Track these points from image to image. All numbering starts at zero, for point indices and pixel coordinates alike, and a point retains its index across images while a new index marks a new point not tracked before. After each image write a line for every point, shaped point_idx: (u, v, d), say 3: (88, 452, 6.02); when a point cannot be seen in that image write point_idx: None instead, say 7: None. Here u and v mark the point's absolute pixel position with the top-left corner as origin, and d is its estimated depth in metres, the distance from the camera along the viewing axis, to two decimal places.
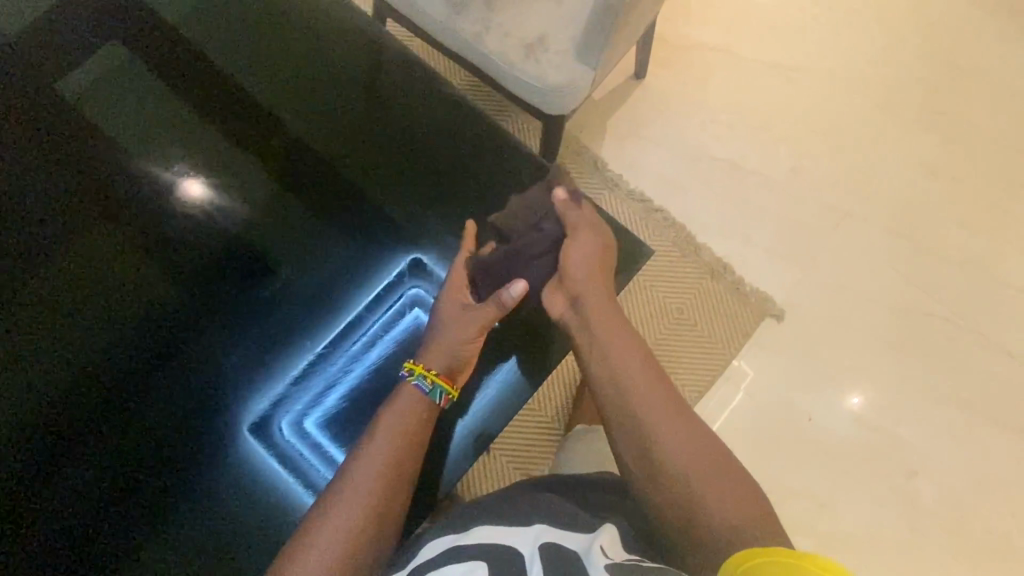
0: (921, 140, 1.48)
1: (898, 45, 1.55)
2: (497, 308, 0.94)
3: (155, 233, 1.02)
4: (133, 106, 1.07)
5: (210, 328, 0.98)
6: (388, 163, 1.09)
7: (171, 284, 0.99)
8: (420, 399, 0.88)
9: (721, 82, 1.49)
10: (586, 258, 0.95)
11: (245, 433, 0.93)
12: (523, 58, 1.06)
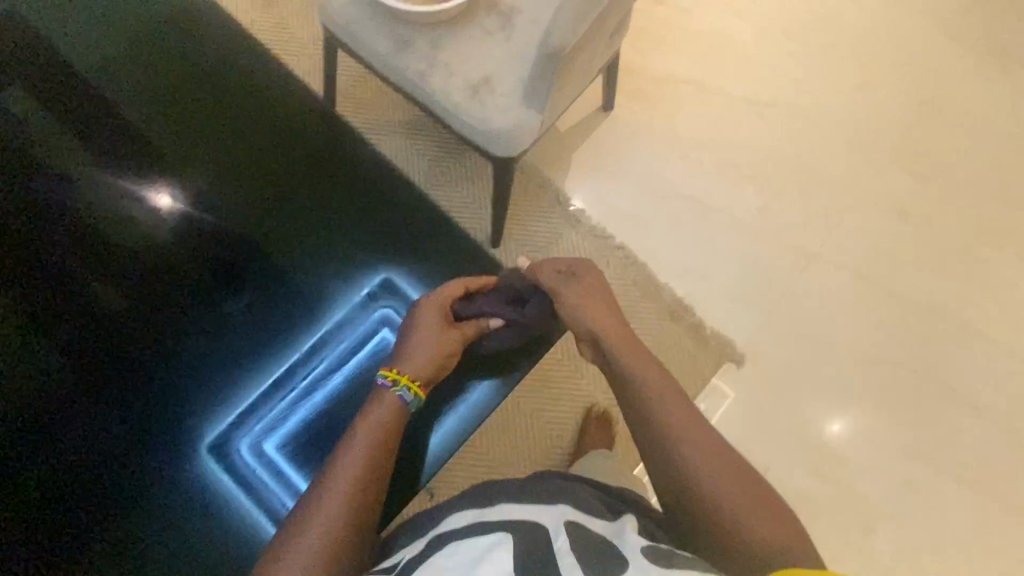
0: (888, 179, 1.50)
1: (869, 83, 1.57)
2: (475, 326, 0.96)
3: (123, 253, 1.02)
4: (105, 123, 1.08)
5: (174, 350, 1.00)
6: (352, 193, 1.10)
7: (138, 302, 1.01)
8: (399, 408, 0.85)
9: (690, 118, 1.52)
10: (592, 303, 0.91)
11: (206, 455, 0.96)
12: (467, 100, 1.00)
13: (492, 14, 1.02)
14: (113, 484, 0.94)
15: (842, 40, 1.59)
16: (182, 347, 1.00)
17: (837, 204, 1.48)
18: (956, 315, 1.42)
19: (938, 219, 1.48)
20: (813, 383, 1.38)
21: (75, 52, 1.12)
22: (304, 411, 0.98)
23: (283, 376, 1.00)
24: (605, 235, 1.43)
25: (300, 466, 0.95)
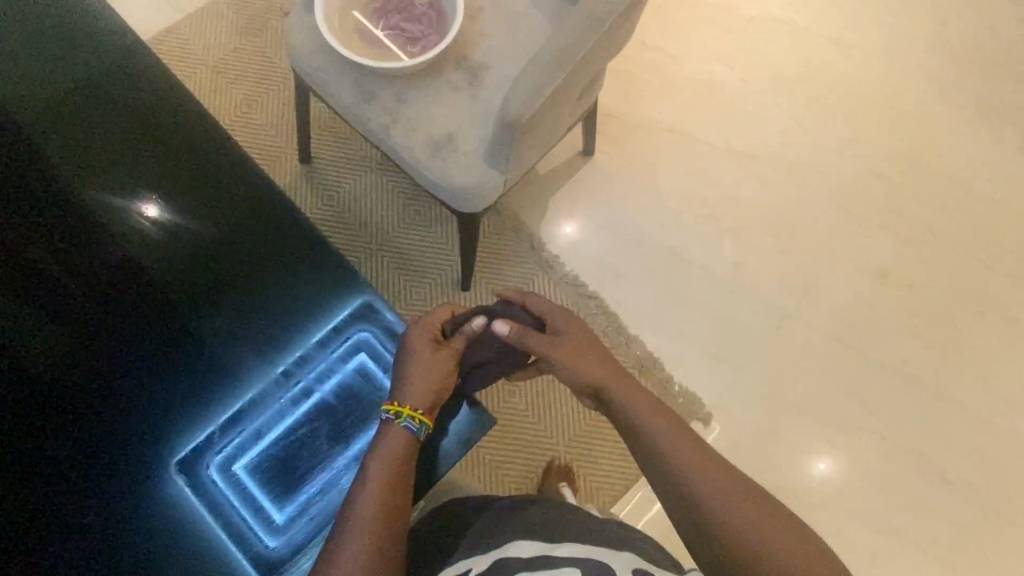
0: (870, 238, 1.48)
1: (857, 137, 1.55)
2: (465, 340, 0.89)
3: (106, 258, 0.95)
4: (79, 124, 1.00)
5: (154, 359, 0.93)
6: None
7: (108, 308, 0.94)
8: (408, 439, 0.82)
9: (671, 167, 1.51)
10: (583, 345, 0.85)
11: (172, 473, 0.89)
12: (430, 155, 0.98)
13: (460, 70, 1.01)
14: (83, 501, 0.88)
15: (828, 94, 1.58)
16: (162, 357, 0.94)
17: (815, 261, 1.46)
18: (936, 377, 1.40)
19: (922, 277, 1.46)
20: (782, 447, 1.35)
21: (47, 45, 1.03)
22: (284, 428, 0.91)
23: (261, 391, 0.93)
24: (579, 283, 1.42)
25: (278, 490, 0.88)
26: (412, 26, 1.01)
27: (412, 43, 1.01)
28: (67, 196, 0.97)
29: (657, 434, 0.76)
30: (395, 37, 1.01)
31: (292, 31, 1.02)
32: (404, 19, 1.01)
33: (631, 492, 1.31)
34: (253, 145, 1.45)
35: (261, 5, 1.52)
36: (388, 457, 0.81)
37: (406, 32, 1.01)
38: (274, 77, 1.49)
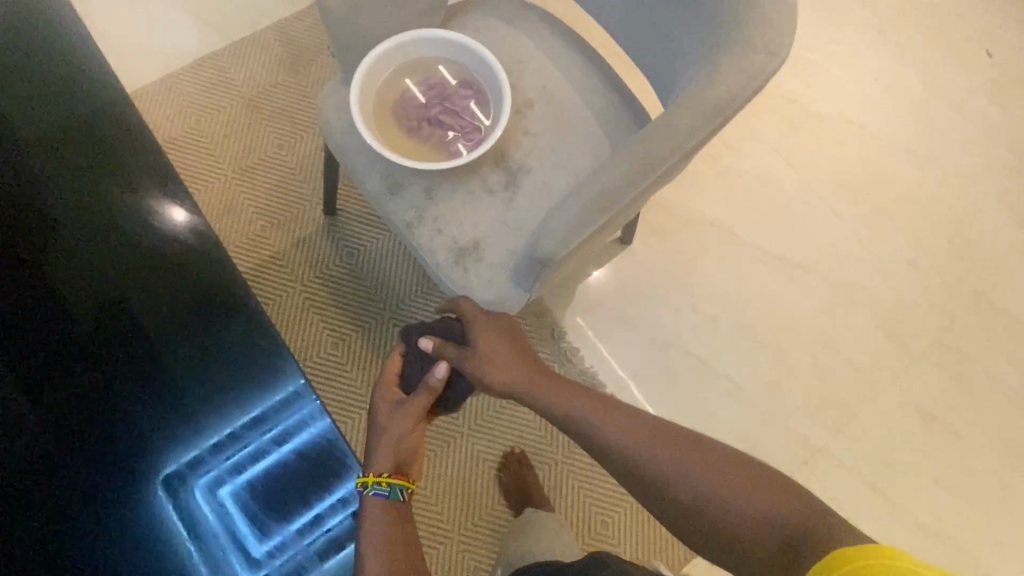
0: (921, 376, 1.36)
1: (920, 262, 1.43)
2: (428, 395, 0.82)
3: (100, 260, 0.95)
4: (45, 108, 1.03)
5: (130, 375, 0.91)
6: (349, 269, 1.33)
7: (96, 290, 0.94)
8: (386, 506, 0.77)
9: (714, 268, 1.41)
10: (500, 349, 0.82)
11: (158, 485, 0.86)
12: (450, 261, 0.90)
13: (498, 170, 0.93)
14: (61, 512, 0.85)
15: (892, 208, 1.46)
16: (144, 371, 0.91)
17: (857, 393, 1.35)
18: (971, 537, 1.28)
19: (970, 422, 1.34)
20: None
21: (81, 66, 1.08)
22: (258, 469, 0.86)
23: (240, 428, 0.89)
24: (597, 383, 1.33)
25: (262, 523, 0.84)
26: (451, 117, 0.92)
27: (444, 134, 0.92)
28: (75, 217, 0.97)
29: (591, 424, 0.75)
30: (428, 123, 0.92)
31: (324, 104, 0.95)
32: (444, 105, 0.92)
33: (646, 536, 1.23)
34: (275, 191, 1.37)
35: (307, 41, 1.46)
36: (373, 536, 0.75)
37: (441, 119, 0.92)
38: (311, 118, 1.42)
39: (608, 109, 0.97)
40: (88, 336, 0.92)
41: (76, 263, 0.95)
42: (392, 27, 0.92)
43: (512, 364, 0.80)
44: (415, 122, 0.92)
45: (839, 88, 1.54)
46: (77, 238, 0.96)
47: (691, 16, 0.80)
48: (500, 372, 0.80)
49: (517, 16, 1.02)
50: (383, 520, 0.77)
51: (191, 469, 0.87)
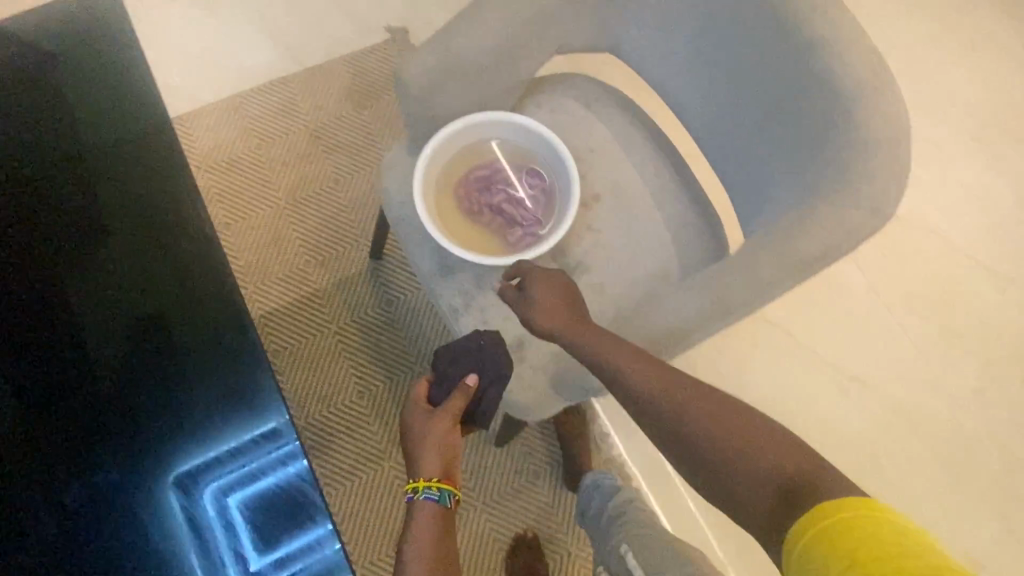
0: (973, 520, 1.26)
1: (989, 394, 1.32)
2: (464, 397, 0.80)
3: (147, 256, 0.90)
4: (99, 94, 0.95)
5: (152, 377, 0.84)
6: (380, 324, 1.30)
7: (142, 283, 0.89)
8: (438, 512, 0.75)
9: (763, 367, 1.33)
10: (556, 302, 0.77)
11: (169, 482, 0.81)
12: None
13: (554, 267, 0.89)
14: (64, 507, 0.80)
15: (963, 326, 1.36)
16: (167, 376, 0.85)
17: None
18: None
19: None
20: None
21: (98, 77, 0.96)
22: (269, 482, 0.80)
23: (259, 435, 0.82)
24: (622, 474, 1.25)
25: (263, 538, 0.79)
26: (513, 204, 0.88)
27: (503, 222, 0.88)
28: (116, 209, 0.91)
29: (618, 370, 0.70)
30: (490, 207, 0.88)
31: (385, 169, 0.91)
32: (508, 191, 0.88)
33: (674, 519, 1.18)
34: (322, 227, 1.36)
35: (378, 77, 1.45)
36: (422, 538, 0.72)
37: (503, 205, 0.88)
38: (371, 157, 1.40)
39: (677, 214, 0.93)
40: (117, 328, 0.86)
41: (112, 254, 0.89)
42: (465, 106, 0.87)
43: (557, 311, 0.76)
44: (476, 205, 0.88)
45: (916, 190, 1.45)
46: (113, 230, 0.90)
47: (784, 148, 0.74)
48: (545, 317, 0.76)
49: (594, 99, 0.97)
50: (437, 524, 0.74)
51: (203, 471, 0.81)
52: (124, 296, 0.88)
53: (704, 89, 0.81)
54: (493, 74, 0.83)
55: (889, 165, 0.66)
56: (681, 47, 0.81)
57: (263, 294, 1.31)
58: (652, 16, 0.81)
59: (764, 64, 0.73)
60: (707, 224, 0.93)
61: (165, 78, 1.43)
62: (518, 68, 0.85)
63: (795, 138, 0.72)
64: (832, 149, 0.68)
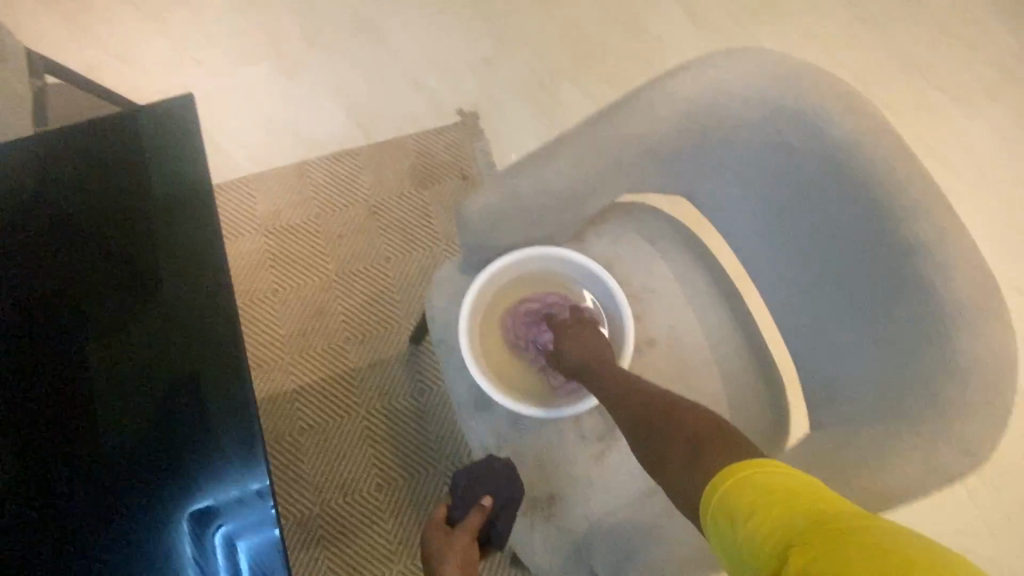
0: None
1: None
2: (481, 516, 0.75)
3: (192, 323, 0.80)
4: (157, 153, 0.85)
5: (177, 447, 0.76)
6: (405, 415, 1.26)
7: (181, 348, 0.79)
8: None
9: None
10: (582, 340, 0.81)
11: (184, 518, 0.73)
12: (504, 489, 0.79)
13: (598, 418, 0.83)
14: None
15: None
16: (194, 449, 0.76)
17: None
18: None
19: None
20: None
21: (158, 123, 0.87)
22: None
23: None
24: None
25: None
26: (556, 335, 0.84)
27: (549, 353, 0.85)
28: (163, 270, 0.82)
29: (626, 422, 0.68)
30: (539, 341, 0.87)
31: (436, 288, 0.89)
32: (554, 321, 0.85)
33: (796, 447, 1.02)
34: (365, 305, 1.33)
35: (443, 160, 1.44)
36: None
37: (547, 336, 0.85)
38: (426, 238, 1.38)
39: (736, 372, 0.87)
40: (146, 386, 0.77)
41: (157, 305, 0.81)
42: (525, 239, 0.83)
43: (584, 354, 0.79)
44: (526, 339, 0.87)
45: None
46: (159, 281, 0.82)
47: (868, 348, 0.68)
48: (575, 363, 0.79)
49: (661, 236, 0.92)
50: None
51: (220, 511, 0.74)
52: (160, 355, 0.79)
53: (780, 261, 0.76)
54: (558, 216, 0.81)
55: (983, 401, 0.60)
56: (763, 215, 0.76)
57: (299, 367, 1.29)
58: (736, 178, 0.76)
59: (850, 256, 0.68)
60: (769, 389, 0.87)
61: (238, 138, 1.46)
62: (584, 210, 0.82)
63: (880, 342, 0.67)
64: (920, 369, 0.62)
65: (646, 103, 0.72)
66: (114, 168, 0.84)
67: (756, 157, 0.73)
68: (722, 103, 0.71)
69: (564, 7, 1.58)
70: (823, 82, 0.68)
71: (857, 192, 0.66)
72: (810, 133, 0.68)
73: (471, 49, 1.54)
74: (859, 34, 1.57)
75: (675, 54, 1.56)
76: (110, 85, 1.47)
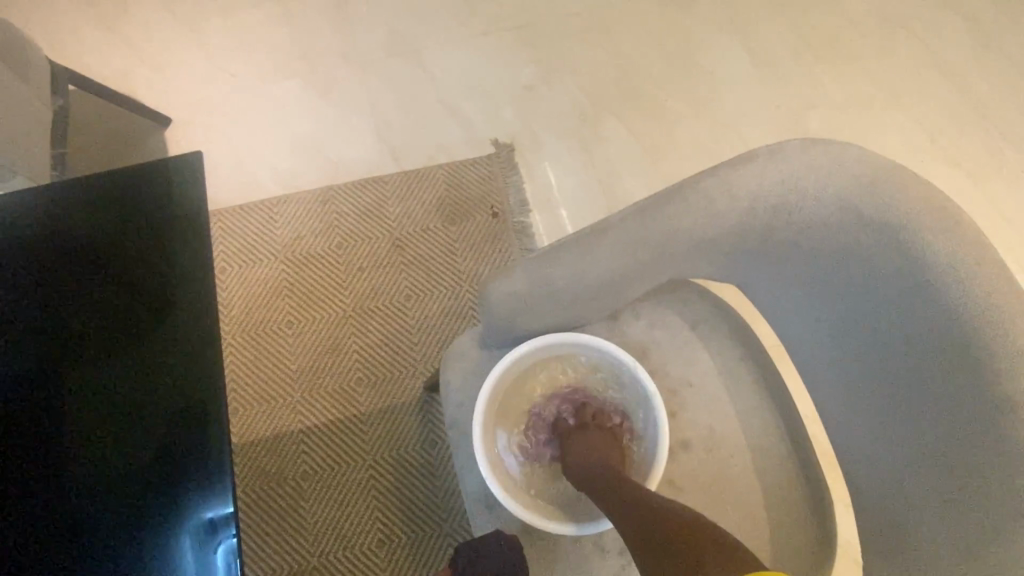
0: None
1: None
2: None
3: (185, 400, 0.67)
4: (155, 210, 0.71)
5: (160, 527, 0.63)
6: (409, 469, 1.19)
7: (169, 424, 0.66)
8: None
9: None
10: (587, 444, 0.73)
11: (190, 529, 0.63)
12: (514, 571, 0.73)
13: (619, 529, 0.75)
14: None
15: None
16: (180, 527, 0.63)
17: None
18: None
19: None
20: None
21: (154, 177, 0.71)
22: None
23: None
24: None
25: None
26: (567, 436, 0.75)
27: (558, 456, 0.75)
28: (158, 336, 0.68)
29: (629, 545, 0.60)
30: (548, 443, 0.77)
31: (452, 361, 0.82)
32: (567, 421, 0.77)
33: None
34: (379, 346, 1.26)
35: (472, 194, 1.36)
36: None
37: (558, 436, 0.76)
38: (449, 278, 1.31)
39: (780, 486, 0.77)
40: (136, 448, 0.65)
41: (148, 366, 0.68)
42: (553, 323, 0.75)
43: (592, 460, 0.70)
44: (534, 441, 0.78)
45: None
46: (153, 326, 0.69)
47: (942, 503, 0.59)
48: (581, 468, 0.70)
49: (704, 321, 0.82)
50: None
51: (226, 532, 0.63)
52: (149, 415, 0.66)
53: (843, 379, 0.67)
54: (591, 303, 0.73)
55: None
56: (828, 326, 0.67)
57: (307, 407, 1.23)
58: (799, 281, 0.67)
59: (929, 394, 0.59)
60: (817, 509, 0.76)
61: (264, 155, 1.40)
62: (621, 296, 0.73)
63: (958, 501, 0.57)
64: (1007, 550, 0.53)
65: (701, 195, 0.63)
66: (107, 226, 0.71)
67: (825, 262, 0.63)
68: (791, 203, 0.62)
69: (613, 37, 1.49)
70: (916, 192, 0.58)
71: (945, 326, 0.56)
72: (891, 248, 0.59)
73: (512, 76, 1.46)
74: (933, 84, 1.44)
75: (728, 92, 1.45)
76: (138, 91, 1.43)
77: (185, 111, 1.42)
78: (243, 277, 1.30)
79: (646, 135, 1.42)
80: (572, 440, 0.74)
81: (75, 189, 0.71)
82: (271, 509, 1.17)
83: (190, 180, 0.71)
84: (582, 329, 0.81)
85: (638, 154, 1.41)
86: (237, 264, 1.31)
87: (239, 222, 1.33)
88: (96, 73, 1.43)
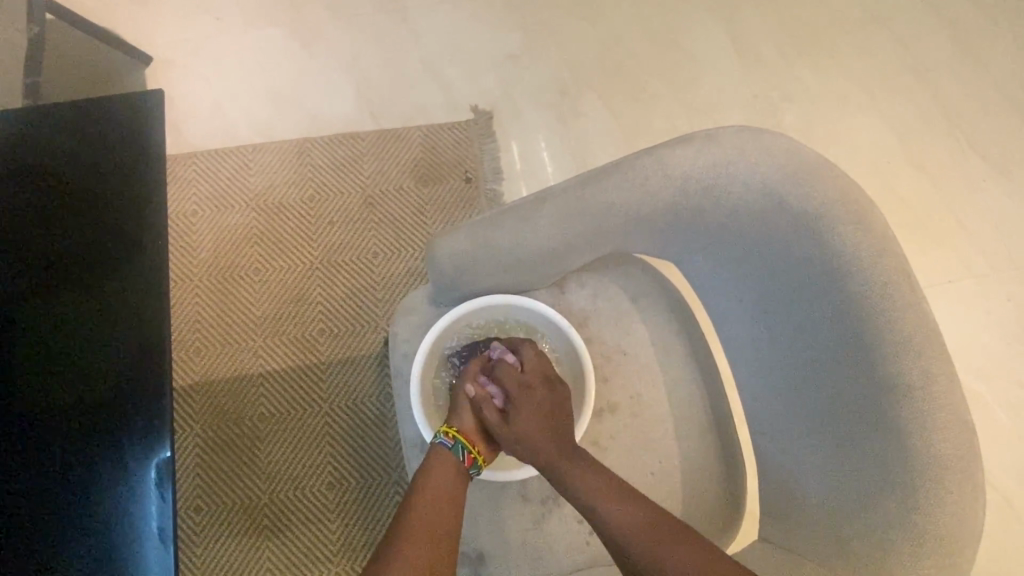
0: None
1: None
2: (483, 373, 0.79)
3: (140, 332, 0.70)
4: (119, 143, 0.73)
5: (108, 459, 0.66)
6: (362, 419, 1.24)
7: (121, 352, 0.70)
8: (450, 464, 0.70)
9: None
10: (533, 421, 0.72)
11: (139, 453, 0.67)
12: None
13: (543, 480, 0.80)
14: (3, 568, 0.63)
15: None
16: (128, 472, 0.66)
17: None
18: None
19: None
20: None
21: (121, 112, 0.74)
22: None
23: None
24: None
25: None
26: (515, 398, 0.74)
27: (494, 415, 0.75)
28: (115, 269, 0.71)
29: (597, 503, 0.64)
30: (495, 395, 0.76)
31: (402, 315, 0.86)
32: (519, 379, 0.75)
33: (750, 536, 0.97)
34: (341, 300, 1.29)
35: (447, 157, 1.39)
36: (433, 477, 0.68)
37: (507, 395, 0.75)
38: (416, 239, 1.33)
39: (697, 452, 0.82)
40: (94, 372, 0.69)
41: (105, 296, 0.71)
42: (497, 285, 0.79)
43: (543, 431, 0.71)
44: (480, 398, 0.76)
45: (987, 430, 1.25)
46: (115, 262, 0.71)
47: (831, 477, 0.64)
48: (525, 443, 0.71)
49: (643, 294, 0.86)
50: (451, 477, 0.69)
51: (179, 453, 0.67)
52: (104, 347, 0.70)
53: (757, 355, 0.72)
54: (535, 268, 0.76)
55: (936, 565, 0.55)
56: (747, 306, 0.71)
57: (267, 353, 1.26)
58: (724, 261, 0.72)
59: (828, 372, 0.64)
60: (729, 477, 0.82)
61: (243, 102, 1.40)
62: (563, 264, 0.77)
63: (845, 476, 0.62)
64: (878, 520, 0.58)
65: (636, 172, 0.66)
66: (69, 154, 0.73)
67: (748, 244, 0.67)
68: (721, 187, 0.65)
69: (602, 13, 1.50)
70: (832, 182, 0.62)
71: (843, 312, 0.61)
72: (806, 233, 0.62)
73: (496, 45, 1.46)
74: (907, 86, 1.47)
75: (707, 77, 1.47)
76: (120, 28, 1.42)
77: (168, 50, 1.42)
78: (214, 221, 1.32)
79: (623, 113, 1.44)
80: (522, 402, 0.74)
81: (37, 116, 0.73)
82: (227, 446, 1.22)
83: (151, 121, 0.74)
84: (525, 292, 0.84)
85: (612, 131, 1.43)
86: (209, 208, 1.33)
87: (212, 167, 1.35)
88: (78, 5, 1.42)
